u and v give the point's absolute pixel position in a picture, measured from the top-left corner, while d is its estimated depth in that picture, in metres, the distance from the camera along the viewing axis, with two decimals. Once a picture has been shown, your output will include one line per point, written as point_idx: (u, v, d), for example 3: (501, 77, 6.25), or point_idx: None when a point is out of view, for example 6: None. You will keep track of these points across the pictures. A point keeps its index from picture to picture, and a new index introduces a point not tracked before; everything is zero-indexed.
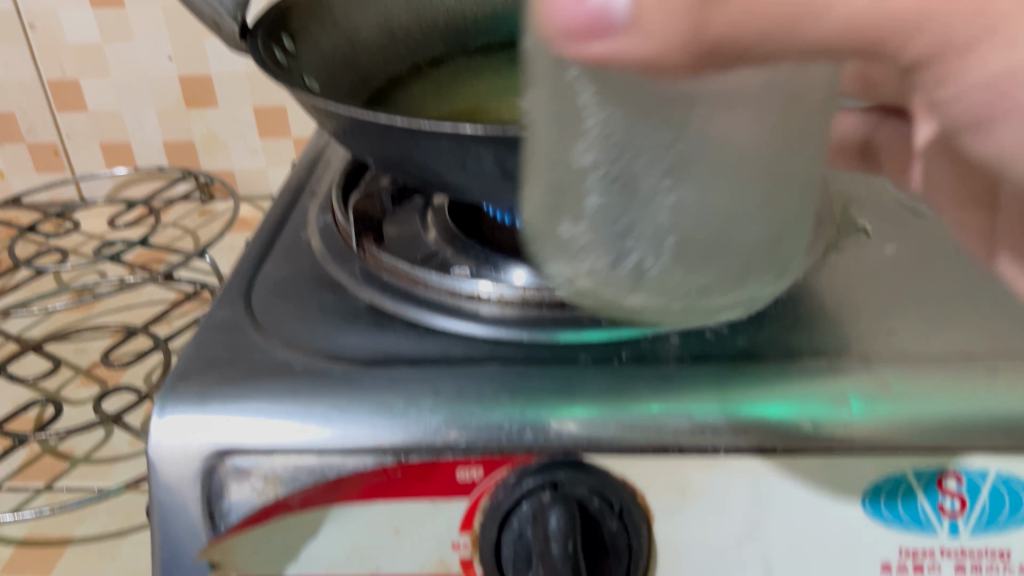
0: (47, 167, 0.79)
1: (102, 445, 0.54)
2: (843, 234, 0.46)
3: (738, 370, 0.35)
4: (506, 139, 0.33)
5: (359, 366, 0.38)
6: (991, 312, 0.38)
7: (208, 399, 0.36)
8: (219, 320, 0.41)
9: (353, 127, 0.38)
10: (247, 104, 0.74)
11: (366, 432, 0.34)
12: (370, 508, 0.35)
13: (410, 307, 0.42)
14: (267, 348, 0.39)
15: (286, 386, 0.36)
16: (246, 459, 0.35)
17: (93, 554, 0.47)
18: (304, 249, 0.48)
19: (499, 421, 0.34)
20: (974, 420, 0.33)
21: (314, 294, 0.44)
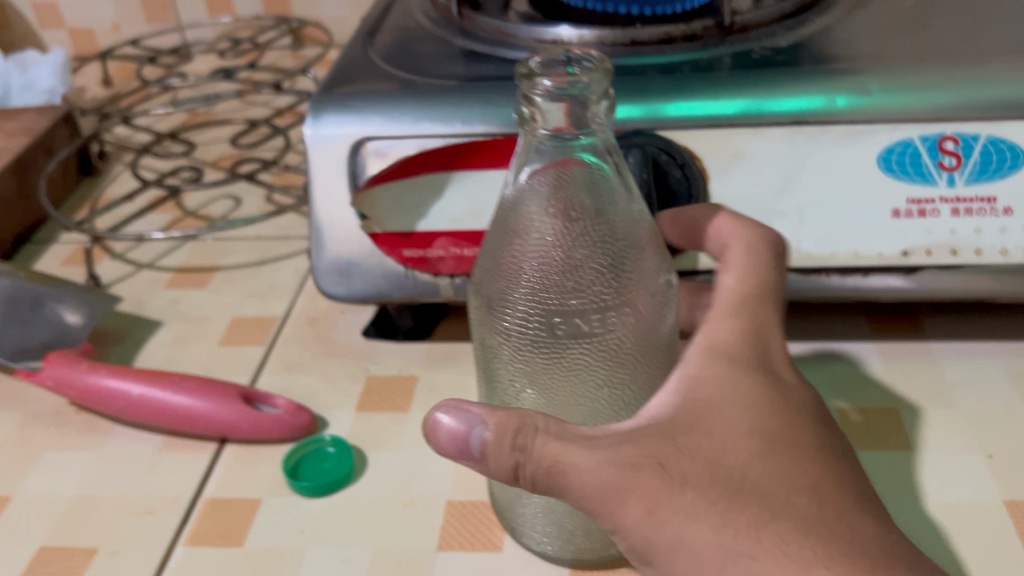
0: (156, 17, 0.90)
1: (234, 210, 0.63)
2: (868, 2, 0.54)
3: (775, 73, 0.44)
4: None
5: (469, 84, 0.48)
6: (990, 35, 0.47)
7: (354, 106, 0.46)
8: (350, 63, 0.51)
9: None
10: None
11: (479, 128, 0.44)
12: (480, 174, 0.44)
13: (507, 52, 0.53)
14: (395, 77, 0.49)
15: (415, 97, 0.46)
16: (383, 143, 0.45)
17: (239, 274, 0.57)
18: (414, 26, 0.58)
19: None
20: (963, 105, 0.41)
21: (426, 50, 0.55)
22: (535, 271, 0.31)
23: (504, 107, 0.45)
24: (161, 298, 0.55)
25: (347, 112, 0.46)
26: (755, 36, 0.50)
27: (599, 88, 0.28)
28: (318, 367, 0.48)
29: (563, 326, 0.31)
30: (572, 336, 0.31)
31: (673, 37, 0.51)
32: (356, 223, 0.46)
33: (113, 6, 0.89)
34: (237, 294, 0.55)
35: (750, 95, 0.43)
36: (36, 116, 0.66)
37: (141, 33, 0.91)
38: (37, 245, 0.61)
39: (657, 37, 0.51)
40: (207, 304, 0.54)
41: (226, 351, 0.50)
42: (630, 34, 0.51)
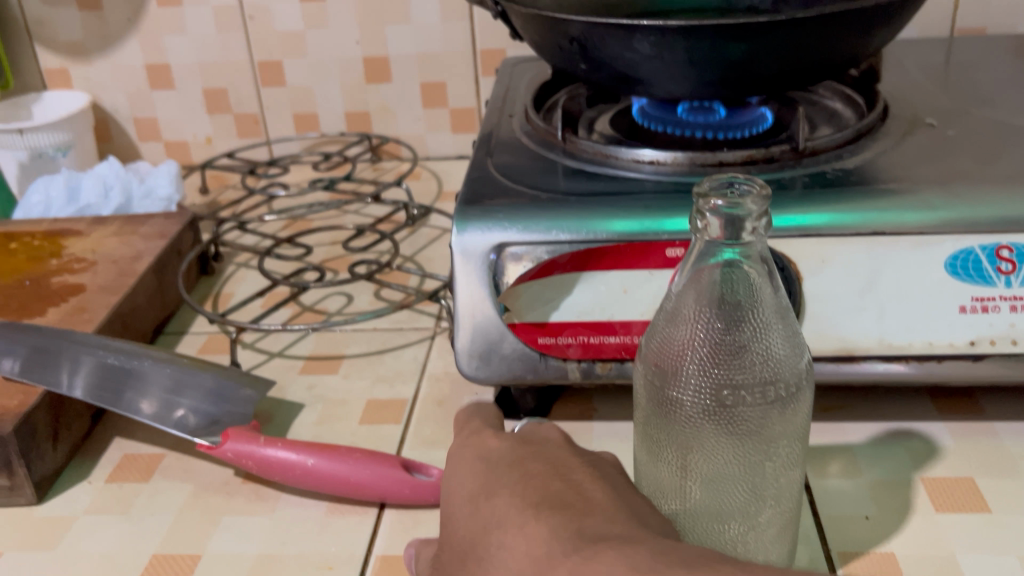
0: (247, 133, 0.99)
1: (348, 304, 0.71)
2: (913, 128, 0.64)
3: (851, 191, 0.53)
4: (698, 32, 0.53)
5: (588, 198, 0.56)
6: (1021, 159, 0.56)
7: (493, 217, 0.54)
8: (476, 181, 0.60)
9: (582, 34, 0.57)
10: (415, 79, 0.95)
11: (603, 235, 0.52)
12: (606, 274, 0.52)
13: (608, 170, 0.61)
14: (521, 193, 0.57)
15: (546, 209, 0.54)
16: (520, 248, 0.53)
17: (364, 361, 0.64)
18: (518, 146, 0.67)
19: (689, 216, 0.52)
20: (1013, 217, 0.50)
21: (535, 167, 0.63)
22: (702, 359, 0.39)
23: (624, 216, 0.53)
24: (298, 383, 0.62)
25: (488, 223, 0.54)
26: (824, 158, 0.59)
27: (757, 212, 0.34)
28: None
29: (724, 398, 0.38)
30: (734, 410, 0.38)
31: (756, 159, 0.59)
32: (497, 318, 0.53)
33: (208, 123, 0.99)
34: (366, 379, 0.62)
35: (834, 210, 0.51)
36: (168, 221, 0.75)
37: (231, 148, 1.01)
38: (174, 336, 0.68)
39: (742, 159, 0.59)
40: (341, 388, 0.61)
41: (368, 428, 0.57)
42: (719, 156, 0.59)
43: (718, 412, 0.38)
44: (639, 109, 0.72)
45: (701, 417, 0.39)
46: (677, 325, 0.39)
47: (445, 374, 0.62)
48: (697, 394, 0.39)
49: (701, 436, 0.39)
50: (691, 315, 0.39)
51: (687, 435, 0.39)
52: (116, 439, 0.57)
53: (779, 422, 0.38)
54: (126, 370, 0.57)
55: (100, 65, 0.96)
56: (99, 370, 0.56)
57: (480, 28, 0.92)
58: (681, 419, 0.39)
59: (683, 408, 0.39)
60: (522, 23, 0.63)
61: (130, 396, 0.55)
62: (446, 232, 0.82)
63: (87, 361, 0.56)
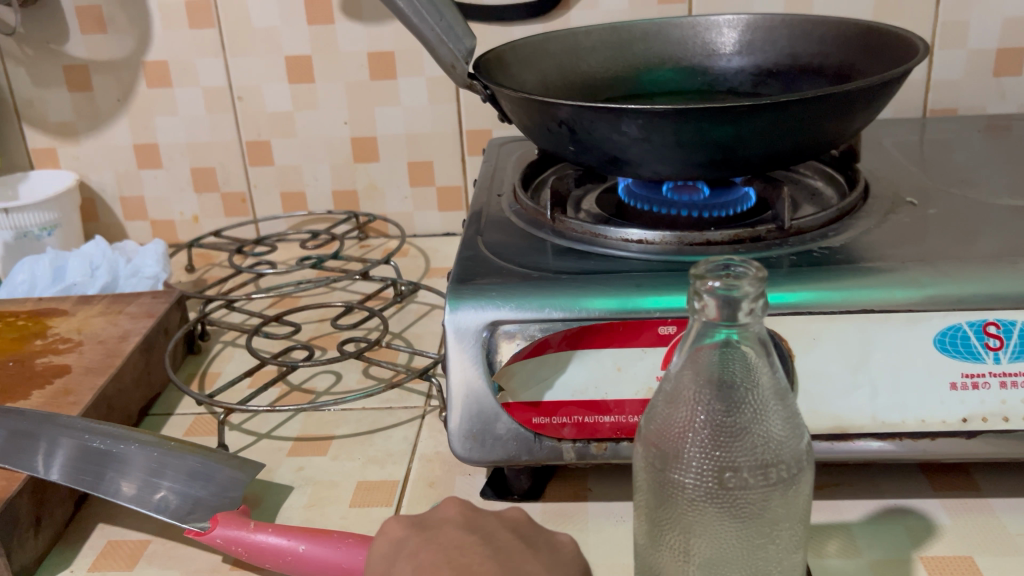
0: (234, 211, 1.00)
1: (336, 383, 0.71)
2: (895, 207, 0.65)
3: (838, 270, 0.54)
4: (684, 116, 0.54)
5: (578, 276, 0.57)
6: (1003, 237, 0.58)
7: (485, 295, 0.54)
8: (468, 260, 0.60)
9: (571, 117, 0.58)
10: (402, 159, 0.96)
11: (594, 313, 0.52)
12: (599, 352, 0.52)
13: (597, 249, 0.62)
14: (512, 272, 0.58)
15: (537, 288, 0.54)
16: (513, 326, 0.53)
17: (354, 442, 0.63)
18: (507, 224, 0.68)
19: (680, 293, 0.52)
20: (999, 295, 0.51)
21: (525, 246, 0.64)
22: (702, 441, 0.39)
23: (614, 295, 0.53)
24: (287, 464, 0.61)
25: (480, 302, 0.54)
26: (810, 236, 0.61)
27: (754, 291, 0.35)
28: None
29: (725, 480, 0.38)
30: (735, 493, 0.38)
31: (742, 238, 0.60)
32: (490, 397, 0.53)
33: (196, 201, 0.99)
34: (357, 460, 0.61)
35: (821, 288, 0.52)
36: (155, 300, 0.74)
37: (218, 226, 1.01)
38: (160, 417, 0.67)
39: (728, 238, 0.61)
40: (331, 470, 0.60)
41: (359, 511, 0.56)
42: (706, 236, 0.60)
43: (720, 494, 0.38)
44: (625, 188, 0.73)
45: (702, 499, 0.39)
46: (677, 406, 0.39)
47: (437, 454, 0.61)
48: (697, 476, 0.39)
49: (703, 519, 0.39)
50: (692, 395, 0.39)
51: (688, 517, 0.39)
52: (99, 525, 0.56)
53: (779, 503, 0.38)
54: (104, 451, 0.56)
55: (88, 145, 0.97)
56: (82, 454, 0.56)
57: (466, 108, 0.93)
58: (682, 501, 0.39)
59: (685, 489, 0.39)
60: (512, 106, 0.64)
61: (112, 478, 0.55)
62: (434, 309, 0.82)
63: (72, 447, 0.56)
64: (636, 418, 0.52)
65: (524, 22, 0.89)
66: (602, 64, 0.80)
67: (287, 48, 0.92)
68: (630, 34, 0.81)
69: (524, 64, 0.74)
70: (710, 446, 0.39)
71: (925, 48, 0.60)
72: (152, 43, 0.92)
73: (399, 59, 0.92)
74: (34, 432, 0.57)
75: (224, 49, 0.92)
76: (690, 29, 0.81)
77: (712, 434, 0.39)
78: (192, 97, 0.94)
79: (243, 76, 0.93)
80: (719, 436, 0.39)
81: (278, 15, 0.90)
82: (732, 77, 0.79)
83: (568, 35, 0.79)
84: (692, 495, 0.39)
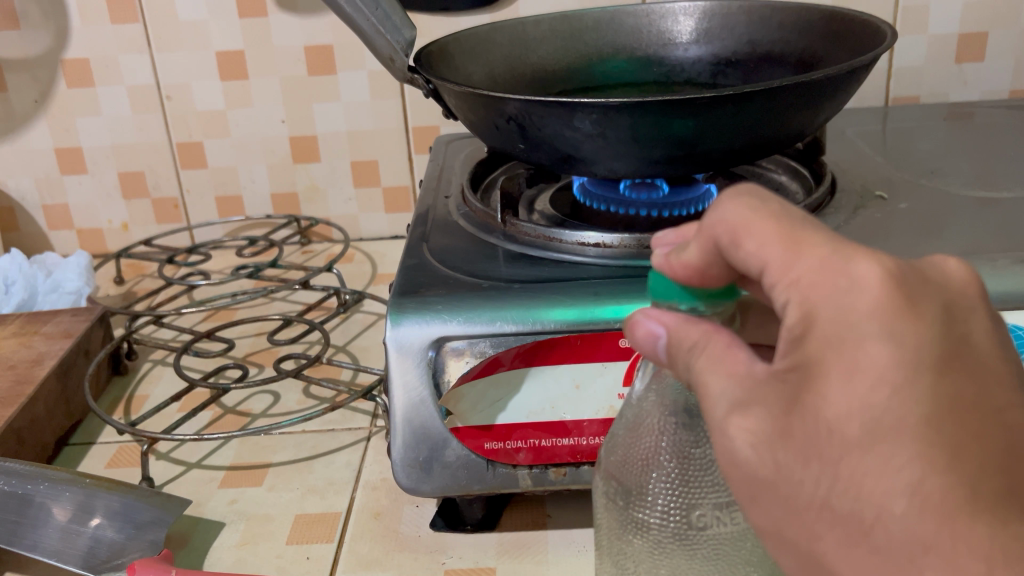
0: (166, 218, 0.94)
1: (274, 405, 0.66)
2: (865, 201, 0.62)
3: None
4: (641, 110, 0.50)
5: (531, 286, 0.52)
6: (981, 231, 0.55)
7: (429, 310, 0.49)
8: (412, 269, 0.55)
9: (519, 112, 0.53)
10: (345, 159, 0.91)
11: (548, 327, 0.48)
12: (555, 368, 0.47)
13: (551, 256, 0.57)
14: (460, 282, 0.53)
15: (486, 300, 0.50)
16: (461, 342, 0.48)
17: (293, 469, 0.58)
18: (455, 228, 0.63)
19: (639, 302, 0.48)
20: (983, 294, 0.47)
21: (474, 253, 0.59)
22: (667, 476, 0.33)
23: (569, 305, 0.48)
24: (218, 497, 0.56)
25: (423, 317, 0.49)
26: None
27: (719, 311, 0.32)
28: (393, 564, 0.49)
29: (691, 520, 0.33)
30: (704, 533, 0.33)
31: None
32: (438, 422, 0.48)
33: (125, 208, 0.93)
34: (295, 490, 0.56)
35: None
36: (75, 318, 0.68)
37: (149, 233, 0.95)
38: (79, 448, 0.62)
39: None
40: (267, 502, 0.55)
41: (296, 549, 0.51)
42: None
43: (686, 535, 0.34)
44: (581, 188, 0.69)
45: (666, 540, 0.34)
46: (642, 435, 0.34)
47: (383, 482, 0.56)
48: (662, 516, 0.34)
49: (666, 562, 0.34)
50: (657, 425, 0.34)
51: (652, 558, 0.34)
52: (8, 574, 0.50)
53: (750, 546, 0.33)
54: (9, 494, 0.51)
55: (4, 151, 0.90)
56: None
57: (411, 105, 0.89)
58: (645, 540, 0.34)
59: (647, 528, 0.34)
60: (456, 102, 0.59)
61: (21, 529, 0.50)
62: (382, 319, 0.77)
63: None
64: (597, 440, 0.48)
65: (469, 12, 0.84)
66: (551, 55, 0.76)
67: (218, 43, 0.86)
68: (580, 23, 0.76)
69: (469, 56, 0.70)
70: (676, 482, 0.33)
71: (893, 32, 0.57)
72: (71, 40, 0.86)
73: (339, 53, 0.86)
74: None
75: (150, 45, 0.86)
76: (643, 17, 0.77)
77: (684, 467, 0.33)
78: (116, 96, 0.88)
79: (172, 74, 0.87)
80: (687, 471, 0.33)
81: (205, 7, 0.84)
82: (688, 67, 0.75)
83: (515, 25, 0.74)
84: (655, 534, 0.34)
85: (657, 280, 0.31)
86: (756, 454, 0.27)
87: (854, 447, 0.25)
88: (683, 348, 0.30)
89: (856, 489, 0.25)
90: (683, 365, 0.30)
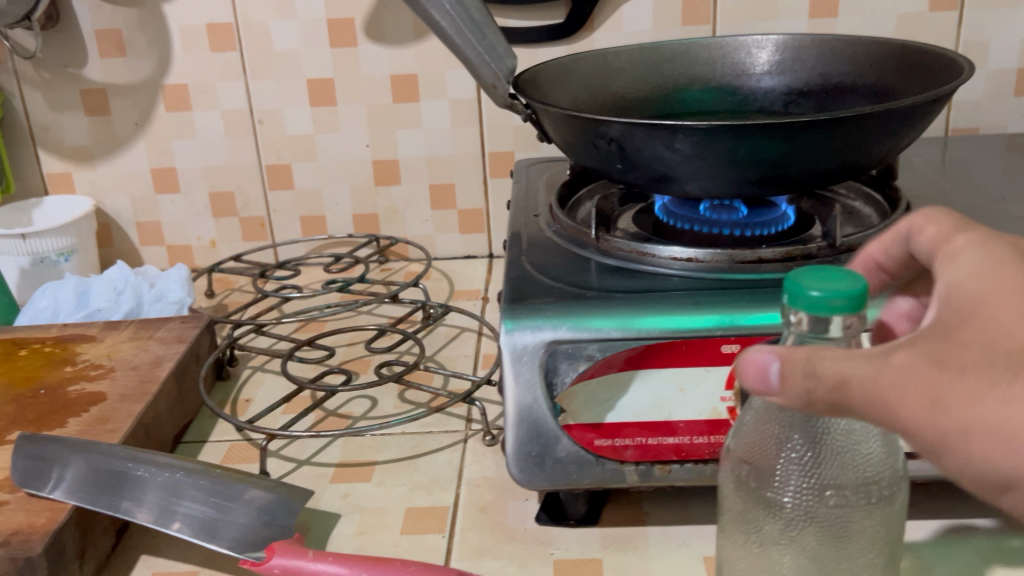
0: (253, 236, 0.99)
1: (372, 408, 0.69)
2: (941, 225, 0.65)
3: None
4: (740, 133, 0.54)
5: (633, 296, 0.56)
6: None
7: (541, 316, 0.53)
8: (516, 279, 0.59)
9: (621, 135, 0.57)
10: (423, 182, 0.96)
11: (654, 334, 0.51)
12: (662, 370, 0.51)
13: (645, 269, 0.61)
14: (564, 291, 0.57)
15: (594, 308, 0.53)
16: (571, 345, 0.52)
17: (398, 467, 0.62)
18: (549, 243, 0.67)
19: (742, 312, 0.51)
20: None
21: (572, 265, 0.63)
22: (797, 465, 0.37)
23: (672, 313, 0.52)
24: (332, 491, 0.60)
25: (537, 322, 0.53)
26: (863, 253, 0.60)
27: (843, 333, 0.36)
28: (504, 553, 0.53)
29: (820, 503, 0.37)
30: (836, 511, 0.37)
31: (794, 256, 0.59)
32: (552, 419, 0.52)
33: (213, 226, 0.98)
34: (403, 486, 0.60)
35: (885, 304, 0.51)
36: (185, 325, 0.73)
37: (235, 250, 1.00)
38: (194, 446, 0.65)
39: (781, 255, 0.59)
40: (377, 496, 0.59)
41: (412, 538, 0.54)
42: (758, 253, 0.59)
43: (820, 512, 0.37)
44: (663, 208, 0.72)
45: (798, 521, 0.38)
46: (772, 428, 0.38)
47: (485, 479, 0.60)
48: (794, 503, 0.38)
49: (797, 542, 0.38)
50: (784, 418, 0.37)
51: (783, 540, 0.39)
52: (143, 557, 0.54)
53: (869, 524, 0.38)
54: (113, 470, 0.54)
55: (103, 169, 0.96)
56: (88, 473, 0.54)
57: (488, 131, 0.93)
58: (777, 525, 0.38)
59: (780, 514, 0.38)
60: (555, 125, 0.63)
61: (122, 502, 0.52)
62: (464, 332, 0.81)
63: (76, 465, 0.54)
64: (699, 438, 0.51)
65: (548, 44, 0.89)
66: (630, 84, 0.79)
67: (309, 71, 0.91)
68: (657, 55, 0.81)
69: (556, 85, 0.74)
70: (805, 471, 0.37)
71: (969, 65, 0.61)
72: (172, 67, 0.91)
73: (422, 82, 0.91)
74: (78, 463, 0.54)
75: (245, 72, 0.91)
76: (717, 50, 0.81)
77: (817, 450, 0.37)
78: (212, 120, 0.93)
79: (264, 100, 0.92)
80: (815, 460, 0.37)
81: (298, 38, 0.90)
82: (762, 96, 0.79)
83: (596, 57, 0.78)
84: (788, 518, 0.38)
85: (795, 288, 0.35)
86: (900, 430, 0.31)
87: (994, 429, 0.28)
88: (799, 362, 0.31)
89: (999, 459, 0.28)
90: (799, 377, 0.31)
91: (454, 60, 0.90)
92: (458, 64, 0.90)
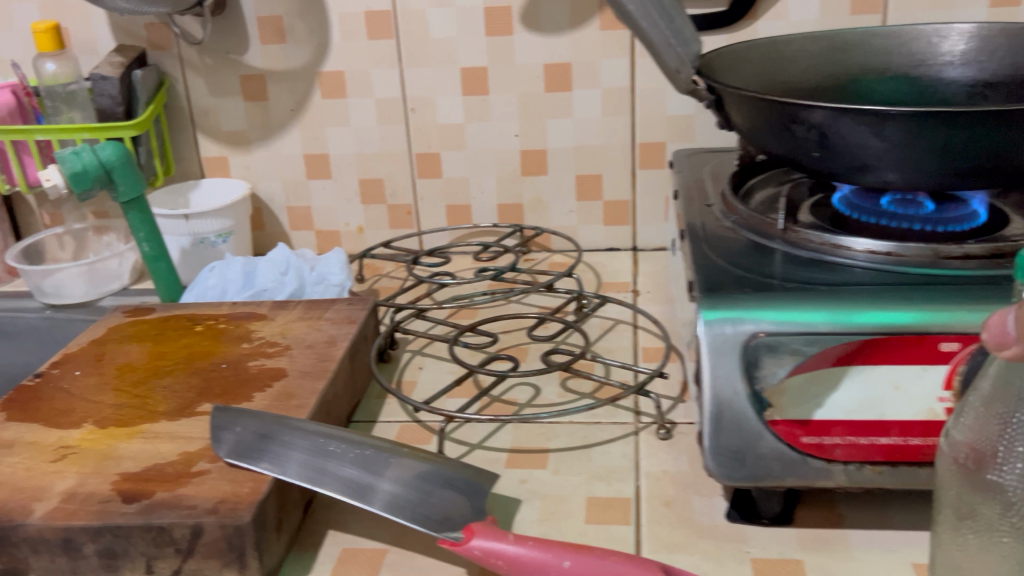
0: (399, 223, 1.00)
1: (538, 396, 0.69)
2: None
3: None
4: (959, 121, 0.51)
5: (834, 289, 0.54)
6: None
7: (740, 307, 0.52)
8: (705, 268, 0.58)
9: (823, 121, 0.55)
10: (571, 172, 0.95)
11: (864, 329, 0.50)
12: (876, 368, 0.49)
13: (838, 262, 0.59)
14: (759, 282, 0.55)
15: (795, 301, 0.52)
16: (773, 338, 0.50)
17: (573, 456, 0.61)
18: (728, 233, 0.65)
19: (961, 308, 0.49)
20: None
21: (758, 256, 0.61)
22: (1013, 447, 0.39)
23: (877, 309, 0.50)
24: (509, 477, 0.59)
25: (735, 315, 0.51)
26: None
27: None
28: (698, 548, 0.51)
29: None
30: None
31: (1004, 253, 0.56)
32: (754, 415, 0.50)
33: (361, 212, 0.99)
34: (580, 475, 0.59)
35: None
36: (352, 306, 0.73)
37: (381, 237, 1.01)
38: (364, 425, 0.66)
39: (989, 252, 0.56)
40: (555, 484, 0.58)
41: (598, 528, 0.53)
42: (964, 248, 0.56)
43: None
44: (843, 200, 0.69)
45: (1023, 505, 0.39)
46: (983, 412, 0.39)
47: (664, 472, 0.58)
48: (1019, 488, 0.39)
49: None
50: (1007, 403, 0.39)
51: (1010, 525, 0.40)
52: (331, 531, 0.55)
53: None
54: (268, 436, 0.55)
55: (258, 154, 0.98)
56: (239, 440, 0.55)
57: (640, 121, 0.91)
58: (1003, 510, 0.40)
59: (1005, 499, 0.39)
60: (744, 110, 0.61)
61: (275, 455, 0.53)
62: (619, 324, 0.78)
63: (228, 434, 0.55)
64: (914, 441, 0.48)
65: (707, 33, 0.87)
66: (801, 72, 0.77)
67: (463, 60, 0.91)
68: (829, 43, 0.78)
69: (729, 72, 0.72)
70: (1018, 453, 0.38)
71: None
72: (329, 54, 0.92)
73: (576, 71, 0.90)
74: (268, 433, 0.55)
75: (400, 60, 0.92)
76: (894, 39, 0.78)
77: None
78: (366, 108, 0.94)
79: (417, 87, 0.93)
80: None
81: (455, 26, 0.90)
82: (944, 87, 0.75)
83: (766, 45, 0.77)
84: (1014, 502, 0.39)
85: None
86: None
87: None
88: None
89: None
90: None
91: (610, 49, 0.89)
92: (613, 53, 0.89)
